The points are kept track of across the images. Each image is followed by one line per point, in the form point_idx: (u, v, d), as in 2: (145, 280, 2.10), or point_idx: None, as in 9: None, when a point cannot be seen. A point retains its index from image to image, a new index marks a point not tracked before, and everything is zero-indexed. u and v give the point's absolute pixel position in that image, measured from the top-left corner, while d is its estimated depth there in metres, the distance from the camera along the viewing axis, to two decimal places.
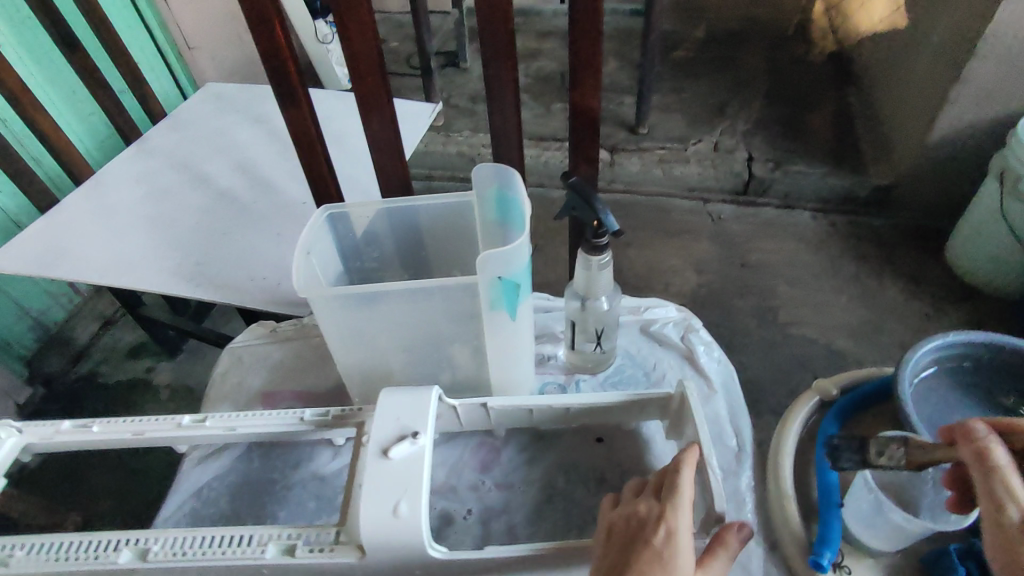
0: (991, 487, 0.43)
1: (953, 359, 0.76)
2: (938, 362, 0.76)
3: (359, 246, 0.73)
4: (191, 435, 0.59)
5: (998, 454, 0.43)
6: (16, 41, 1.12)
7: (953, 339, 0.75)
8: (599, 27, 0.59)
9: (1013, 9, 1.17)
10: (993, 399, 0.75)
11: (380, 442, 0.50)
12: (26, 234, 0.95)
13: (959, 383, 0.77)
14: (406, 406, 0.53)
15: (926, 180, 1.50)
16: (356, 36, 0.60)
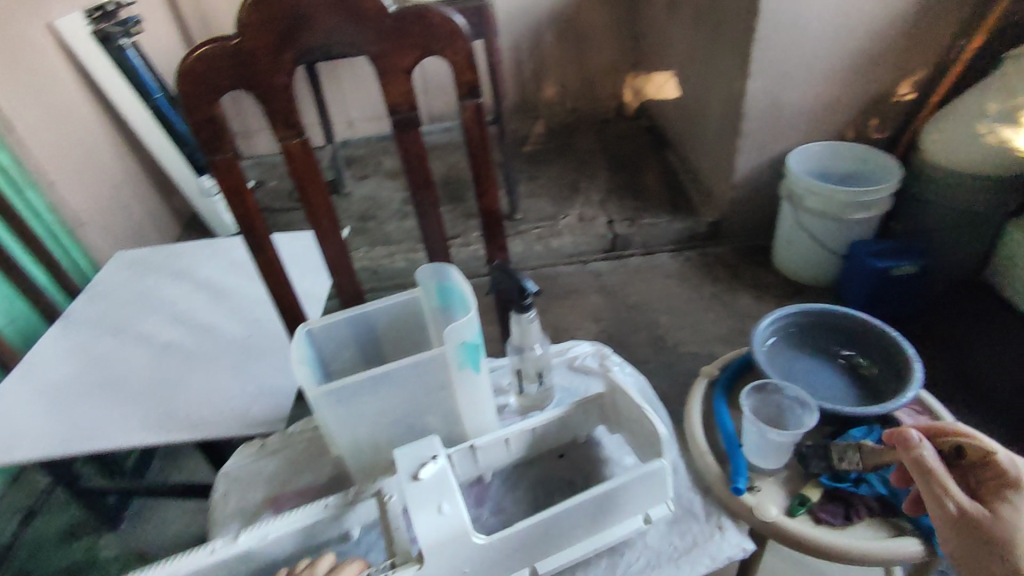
0: (931, 485, 0.62)
1: (782, 330, 1.00)
2: (782, 333, 1.00)
3: (330, 353, 0.87)
4: (225, 553, 0.65)
5: (927, 458, 0.63)
6: None
7: (786, 314, 1.00)
8: (489, 150, 0.79)
9: (757, 83, 1.62)
10: (828, 353, 0.99)
11: (408, 472, 0.64)
12: None
13: (802, 346, 1.00)
14: (417, 445, 0.68)
15: (742, 210, 1.90)
16: (312, 192, 0.76)
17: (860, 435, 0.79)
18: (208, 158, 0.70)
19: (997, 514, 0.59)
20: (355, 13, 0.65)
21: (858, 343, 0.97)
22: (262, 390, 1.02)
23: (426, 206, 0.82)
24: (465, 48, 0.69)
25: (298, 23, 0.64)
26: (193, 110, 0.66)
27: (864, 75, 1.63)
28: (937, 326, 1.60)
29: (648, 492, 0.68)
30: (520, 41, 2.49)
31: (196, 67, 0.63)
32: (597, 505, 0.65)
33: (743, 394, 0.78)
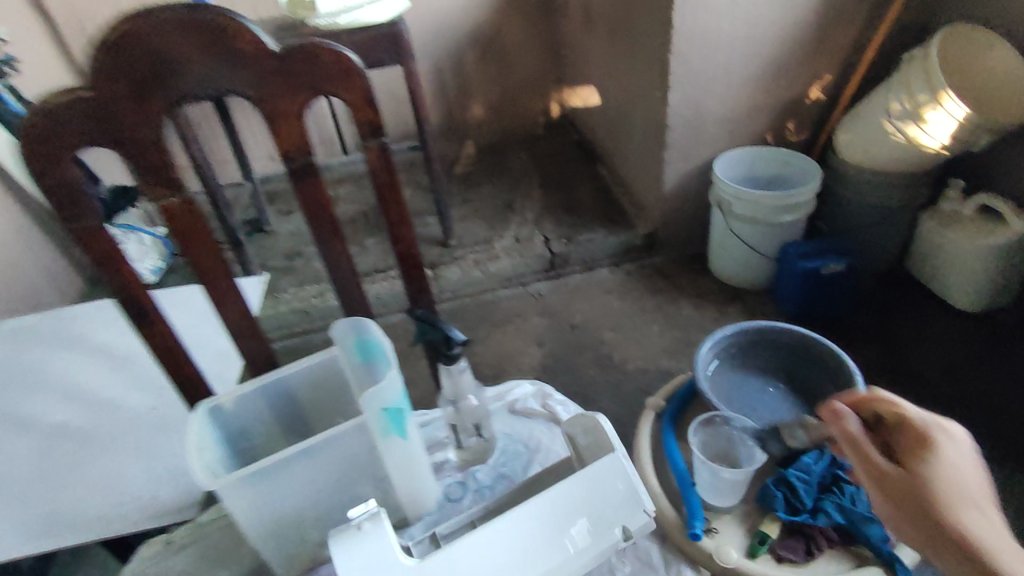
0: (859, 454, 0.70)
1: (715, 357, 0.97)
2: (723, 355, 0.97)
3: (243, 428, 0.77)
4: None
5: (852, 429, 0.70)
6: None
7: (726, 334, 0.97)
8: (399, 188, 0.71)
9: (677, 95, 1.63)
10: (769, 372, 0.97)
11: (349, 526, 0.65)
12: None
13: (744, 366, 0.98)
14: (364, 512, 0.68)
15: (675, 219, 1.91)
16: (202, 254, 0.67)
17: (811, 462, 0.82)
18: (69, 227, 0.61)
19: (913, 472, 0.67)
20: (228, 54, 0.57)
21: (797, 359, 0.96)
22: (172, 472, 0.97)
23: (336, 257, 0.75)
24: (362, 86, 0.62)
25: (163, 69, 0.56)
26: (43, 173, 0.57)
27: (778, 82, 1.67)
28: (869, 320, 1.64)
29: (617, 498, 0.68)
30: (442, 63, 2.44)
31: (41, 125, 0.55)
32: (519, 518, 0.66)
33: (691, 432, 0.78)
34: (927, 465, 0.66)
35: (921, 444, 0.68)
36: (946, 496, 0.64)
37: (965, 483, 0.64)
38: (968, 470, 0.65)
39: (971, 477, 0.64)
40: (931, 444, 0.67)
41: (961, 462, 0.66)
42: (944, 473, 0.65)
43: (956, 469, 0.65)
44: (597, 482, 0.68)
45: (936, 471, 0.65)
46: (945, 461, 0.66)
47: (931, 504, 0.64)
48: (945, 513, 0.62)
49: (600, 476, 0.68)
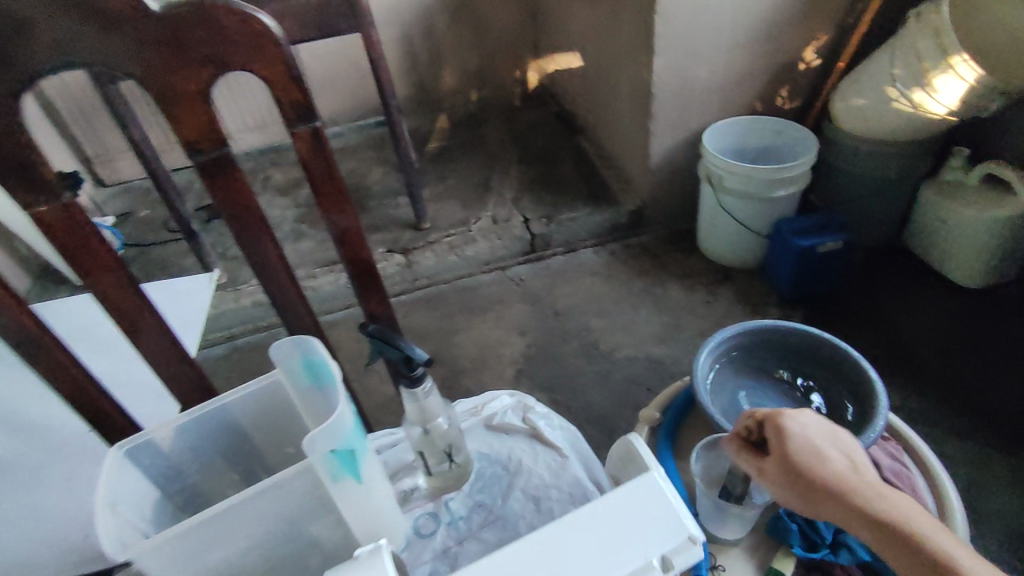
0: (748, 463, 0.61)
1: (714, 363, 0.86)
2: (721, 359, 0.87)
3: (175, 467, 0.66)
4: None
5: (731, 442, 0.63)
6: None
7: (724, 336, 0.86)
8: (342, 184, 0.59)
9: (663, 61, 1.50)
10: (770, 375, 0.87)
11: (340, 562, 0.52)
12: None
13: (743, 369, 0.88)
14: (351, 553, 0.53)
15: (662, 195, 1.80)
16: (98, 270, 0.55)
17: None
18: None
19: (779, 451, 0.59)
20: (99, 20, 0.45)
21: (801, 360, 0.86)
22: None
23: (273, 266, 0.63)
24: (281, 57, 0.50)
25: (6, 39, 0.43)
26: None
27: (771, 45, 1.55)
28: (868, 298, 1.56)
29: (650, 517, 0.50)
30: (410, 29, 2.27)
31: None
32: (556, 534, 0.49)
33: (694, 460, 0.69)
34: (791, 450, 0.58)
35: (775, 427, 0.60)
36: (820, 472, 0.56)
37: (822, 446, 0.58)
38: (817, 430, 0.60)
39: (822, 435, 0.59)
40: (779, 422, 0.60)
41: (808, 427, 0.60)
42: (804, 448, 0.58)
43: (809, 438, 0.59)
44: (623, 497, 0.51)
45: (801, 451, 0.58)
46: (798, 434, 0.59)
47: (823, 489, 0.56)
48: (836, 491, 0.55)
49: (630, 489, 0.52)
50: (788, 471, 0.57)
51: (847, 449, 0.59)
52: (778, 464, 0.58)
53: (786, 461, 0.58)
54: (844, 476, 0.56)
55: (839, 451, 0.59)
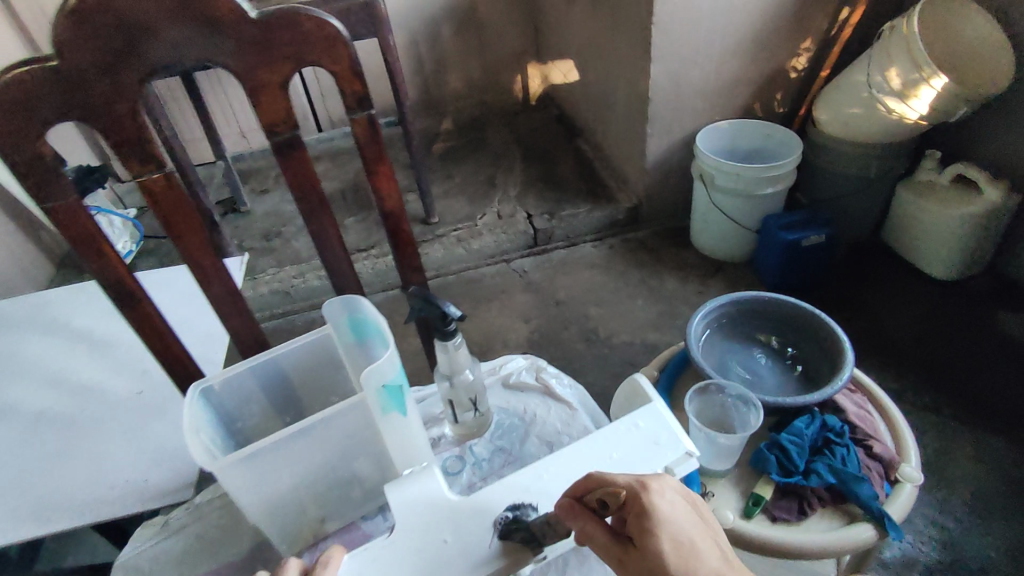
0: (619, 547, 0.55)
1: (706, 327, 0.93)
2: (713, 323, 0.94)
3: (236, 409, 0.76)
4: None
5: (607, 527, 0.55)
6: None
7: (715, 303, 0.93)
8: (388, 161, 0.70)
9: (660, 68, 1.62)
10: (758, 339, 0.94)
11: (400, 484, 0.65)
12: None
13: (734, 334, 0.94)
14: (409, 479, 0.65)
15: (657, 193, 1.92)
16: (187, 232, 0.65)
17: (803, 425, 0.75)
18: (45, 205, 0.58)
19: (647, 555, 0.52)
20: (209, 24, 0.55)
21: (788, 326, 0.92)
22: (162, 454, 0.91)
23: (326, 234, 0.73)
24: (347, 55, 0.60)
25: (134, 37, 0.53)
26: (15, 149, 0.54)
27: (760, 54, 1.67)
28: (848, 289, 1.67)
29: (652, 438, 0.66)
30: (418, 35, 2.38)
31: (6, 98, 0.52)
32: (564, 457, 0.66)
33: (687, 399, 0.75)
34: (665, 546, 0.51)
35: (643, 514, 0.53)
36: (696, 567, 0.51)
37: (695, 536, 0.53)
38: (682, 511, 0.54)
39: (693, 524, 0.53)
40: (653, 515, 0.52)
41: (676, 507, 0.54)
42: (677, 542, 0.52)
43: (678, 525, 0.53)
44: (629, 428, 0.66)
45: (673, 545, 0.52)
46: (671, 525, 0.53)
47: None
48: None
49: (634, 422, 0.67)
50: (658, 566, 0.51)
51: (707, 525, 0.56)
52: (645, 559, 0.52)
53: (657, 557, 0.51)
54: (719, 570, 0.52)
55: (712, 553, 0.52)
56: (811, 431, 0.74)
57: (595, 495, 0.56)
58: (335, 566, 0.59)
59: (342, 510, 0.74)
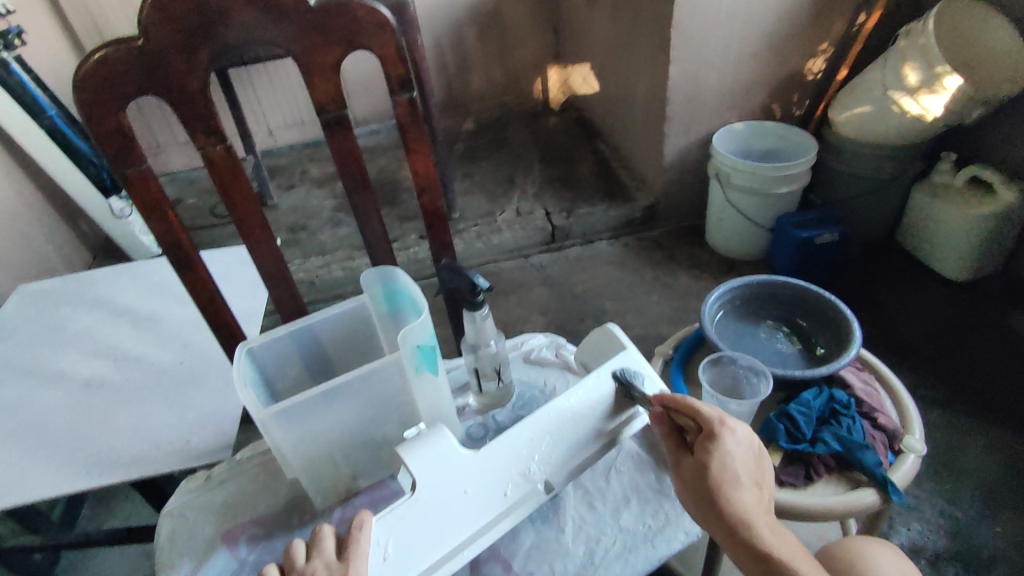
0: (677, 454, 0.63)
1: (722, 307, 0.97)
2: (728, 305, 0.98)
3: (277, 372, 0.81)
4: None
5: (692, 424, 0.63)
6: None
7: (732, 285, 0.97)
8: (426, 142, 0.75)
9: (678, 69, 1.66)
10: (771, 321, 0.97)
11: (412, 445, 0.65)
12: None
13: (748, 315, 0.98)
14: (423, 440, 0.65)
15: (673, 193, 1.96)
16: (242, 201, 0.71)
17: (810, 397, 0.80)
18: (120, 171, 0.64)
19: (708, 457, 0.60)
20: (274, 9, 0.61)
21: (801, 309, 0.96)
22: (202, 419, 0.97)
23: (366, 208, 0.78)
24: (394, 41, 0.66)
25: (209, 21, 0.60)
26: (99, 120, 0.60)
27: (777, 57, 1.71)
28: (861, 288, 1.70)
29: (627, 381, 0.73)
30: (442, 38, 2.45)
31: (95, 73, 0.58)
32: (563, 408, 0.69)
33: (701, 369, 0.79)
34: (718, 469, 0.59)
35: (710, 442, 0.60)
36: (732, 497, 0.58)
37: (742, 475, 0.60)
38: (745, 456, 0.61)
39: (748, 469, 0.60)
40: (720, 442, 0.60)
41: (738, 449, 0.60)
42: (727, 470, 0.59)
43: (734, 463, 0.60)
44: (610, 370, 0.73)
45: (725, 471, 0.59)
46: (729, 458, 0.60)
47: (724, 512, 0.58)
48: (734, 519, 0.58)
49: (608, 367, 0.73)
50: (702, 480, 0.59)
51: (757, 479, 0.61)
52: (699, 472, 0.60)
53: (704, 472, 0.60)
54: (750, 510, 0.58)
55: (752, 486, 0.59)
56: (818, 402, 0.79)
57: (683, 416, 0.64)
58: (367, 531, 0.60)
59: (372, 468, 0.79)
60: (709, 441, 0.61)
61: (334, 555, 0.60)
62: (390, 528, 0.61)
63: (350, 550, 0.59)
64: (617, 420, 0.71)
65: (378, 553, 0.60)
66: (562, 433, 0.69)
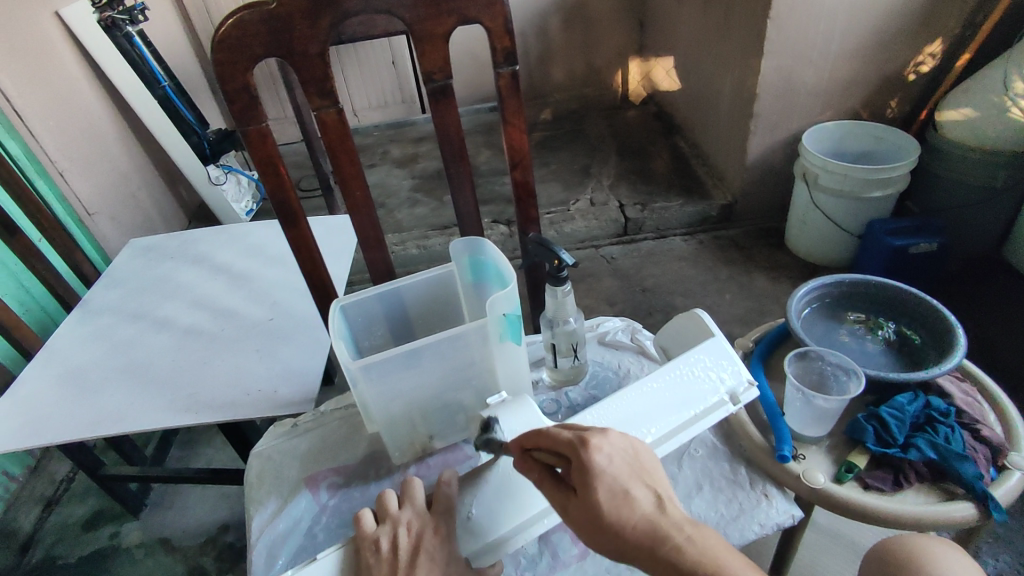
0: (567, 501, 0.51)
1: (812, 302, 0.95)
2: (819, 300, 0.96)
3: (364, 331, 0.84)
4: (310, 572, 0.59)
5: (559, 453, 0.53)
6: None
7: (824, 282, 0.95)
8: (523, 114, 0.77)
9: (771, 63, 1.60)
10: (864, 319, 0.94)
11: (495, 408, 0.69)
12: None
13: (839, 313, 0.96)
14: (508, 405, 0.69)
15: (754, 192, 1.90)
16: (346, 161, 0.75)
17: (905, 401, 0.76)
18: (242, 128, 0.69)
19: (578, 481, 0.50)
20: None
21: (900, 311, 0.91)
22: (287, 372, 1.02)
23: (460, 177, 0.81)
24: (503, 13, 0.68)
25: None
26: (229, 79, 0.65)
27: (881, 54, 1.61)
28: (956, 304, 1.59)
29: (716, 367, 0.72)
30: (526, 27, 2.47)
31: (231, 35, 0.62)
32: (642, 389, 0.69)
33: (787, 362, 0.78)
34: (597, 493, 0.48)
35: (580, 470, 0.50)
36: (627, 517, 0.47)
37: (630, 485, 0.49)
38: (624, 466, 0.50)
39: (628, 476, 0.49)
40: (586, 462, 0.50)
41: (614, 460, 0.50)
42: (612, 491, 0.48)
43: (614, 477, 0.49)
44: (696, 358, 0.72)
45: (608, 495, 0.48)
46: (604, 473, 0.49)
47: (628, 532, 0.47)
48: (642, 537, 0.46)
49: (695, 353, 0.72)
50: (590, 512, 0.48)
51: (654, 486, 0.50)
52: (583, 506, 0.49)
53: (591, 511, 0.48)
54: (654, 520, 0.47)
55: (644, 490, 0.49)
56: (913, 407, 0.76)
57: (546, 450, 0.54)
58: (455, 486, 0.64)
59: (448, 431, 0.82)
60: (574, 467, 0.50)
61: (424, 508, 0.62)
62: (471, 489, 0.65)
63: (440, 506, 0.62)
64: (707, 406, 0.68)
65: (462, 511, 0.63)
66: (647, 409, 0.68)
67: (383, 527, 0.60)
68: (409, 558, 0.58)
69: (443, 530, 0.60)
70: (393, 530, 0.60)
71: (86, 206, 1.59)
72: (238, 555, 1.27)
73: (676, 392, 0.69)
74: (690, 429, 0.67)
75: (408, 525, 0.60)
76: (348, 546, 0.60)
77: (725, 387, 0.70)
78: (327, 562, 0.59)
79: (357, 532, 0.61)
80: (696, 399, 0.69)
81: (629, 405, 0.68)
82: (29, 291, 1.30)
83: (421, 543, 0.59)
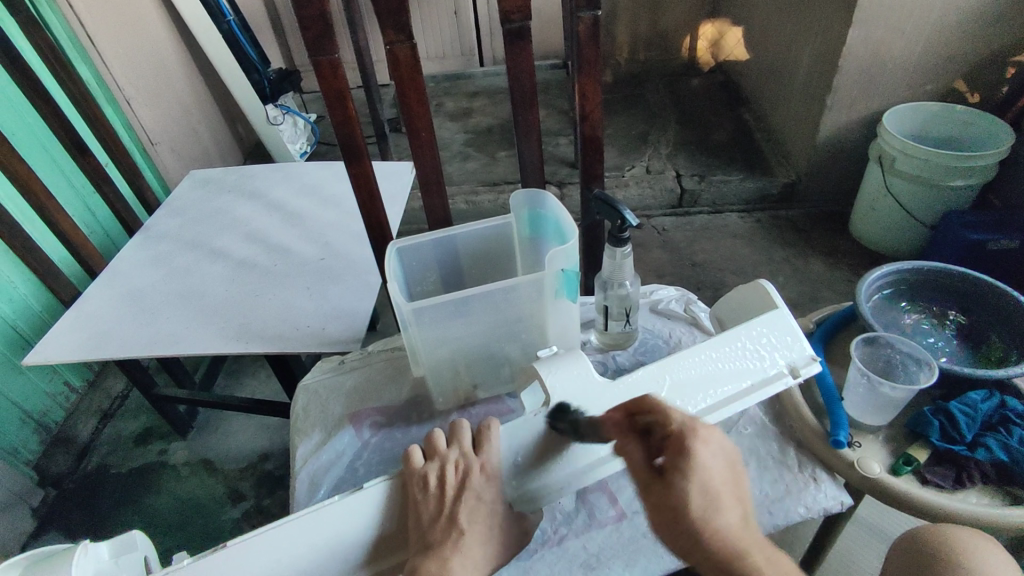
0: (658, 491, 0.51)
1: (882, 288, 0.90)
2: (888, 284, 0.91)
3: (418, 274, 0.84)
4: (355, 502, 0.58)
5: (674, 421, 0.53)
6: (42, 151, 1.23)
7: (897, 267, 0.90)
8: (598, 58, 0.74)
9: (860, 32, 1.49)
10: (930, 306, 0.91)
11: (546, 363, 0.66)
12: (64, 340, 1.00)
13: (906, 299, 0.92)
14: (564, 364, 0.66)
15: (821, 173, 1.81)
16: (414, 100, 0.73)
17: (977, 398, 0.73)
18: (314, 57, 0.68)
19: (679, 460, 0.50)
20: None
21: (969, 301, 0.89)
22: (336, 311, 1.03)
23: (528, 123, 0.79)
24: None
25: None
26: (305, 5, 0.64)
27: (984, 30, 1.48)
28: None
29: (778, 343, 0.68)
30: None
31: None
32: (698, 358, 0.67)
33: (854, 345, 0.75)
34: (688, 488, 0.49)
35: (678, 452, 0.51)
36: (708, 521, 0.49)
37: (722, 492, 0.50)
38: (723, 469, 0.51)
39: (726, 483, 0.51)
40: (687, 449, 0.50)
41: (716, 459, 0.51)
42: (704, 492, 0.50)
43: (710, 476, 0.50)
44: (760, 329, 0.69)
45: (700, 496, 0.49)
46: (703, 470, 0.50)
47: (705, 539, 0.49)
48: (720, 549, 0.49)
49: (759, 325, 0.69)
50: (672, 508, 0.50)
51: (742, 497, 0.52)
52: (667, 499, 0.50)
53: (674, 503, 0.50)
54: (734, 533, 0.49)
55: (735, 499, 0.51)
56: (986, 406, 0.72)
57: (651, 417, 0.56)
58: (500, 433, 0.63)
59: (493, 382, 0.82)
60: (675, 448, 0.51)
61: (471, 449, 0.63)
62: (524, 439, 0.63)
63: (486, 446, 0.62)
64: (764, 380, 0.66)
65: (508, 456, 0.62)
66: (701, 379, 0.66)
67: (432, 463, 0.61)
68: (455, 496, 0.59)
69: (489, 470, 0.61)
70: (440, 467, 0.61)
71: (149, 135, 1.63)
72: (276, 483, 1.32)
73: (733, 363, 0.67)
74: (743, 401, 0.65)
75: (456, 463, 0.61)
76: (395, 479, 0.60)
77: (784, 359, 0.68)
78: (375, 493, 0.59)
79: (407, 467, 0.61)
80: (751, 371, 0.67)
81: (686, 373, 0.66)
82: (94, 212, 1.35)
83: (467, 482, 0.60)
